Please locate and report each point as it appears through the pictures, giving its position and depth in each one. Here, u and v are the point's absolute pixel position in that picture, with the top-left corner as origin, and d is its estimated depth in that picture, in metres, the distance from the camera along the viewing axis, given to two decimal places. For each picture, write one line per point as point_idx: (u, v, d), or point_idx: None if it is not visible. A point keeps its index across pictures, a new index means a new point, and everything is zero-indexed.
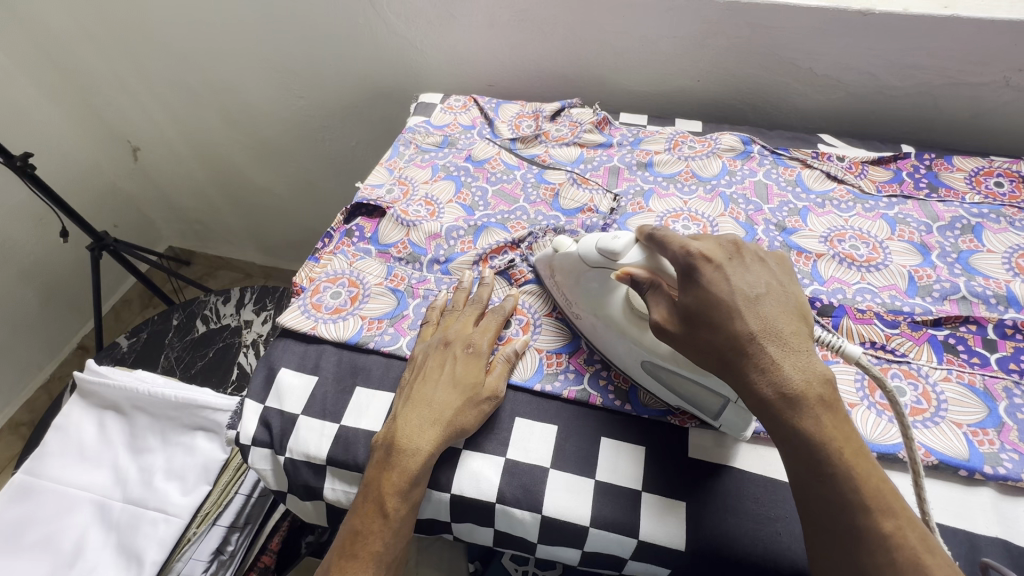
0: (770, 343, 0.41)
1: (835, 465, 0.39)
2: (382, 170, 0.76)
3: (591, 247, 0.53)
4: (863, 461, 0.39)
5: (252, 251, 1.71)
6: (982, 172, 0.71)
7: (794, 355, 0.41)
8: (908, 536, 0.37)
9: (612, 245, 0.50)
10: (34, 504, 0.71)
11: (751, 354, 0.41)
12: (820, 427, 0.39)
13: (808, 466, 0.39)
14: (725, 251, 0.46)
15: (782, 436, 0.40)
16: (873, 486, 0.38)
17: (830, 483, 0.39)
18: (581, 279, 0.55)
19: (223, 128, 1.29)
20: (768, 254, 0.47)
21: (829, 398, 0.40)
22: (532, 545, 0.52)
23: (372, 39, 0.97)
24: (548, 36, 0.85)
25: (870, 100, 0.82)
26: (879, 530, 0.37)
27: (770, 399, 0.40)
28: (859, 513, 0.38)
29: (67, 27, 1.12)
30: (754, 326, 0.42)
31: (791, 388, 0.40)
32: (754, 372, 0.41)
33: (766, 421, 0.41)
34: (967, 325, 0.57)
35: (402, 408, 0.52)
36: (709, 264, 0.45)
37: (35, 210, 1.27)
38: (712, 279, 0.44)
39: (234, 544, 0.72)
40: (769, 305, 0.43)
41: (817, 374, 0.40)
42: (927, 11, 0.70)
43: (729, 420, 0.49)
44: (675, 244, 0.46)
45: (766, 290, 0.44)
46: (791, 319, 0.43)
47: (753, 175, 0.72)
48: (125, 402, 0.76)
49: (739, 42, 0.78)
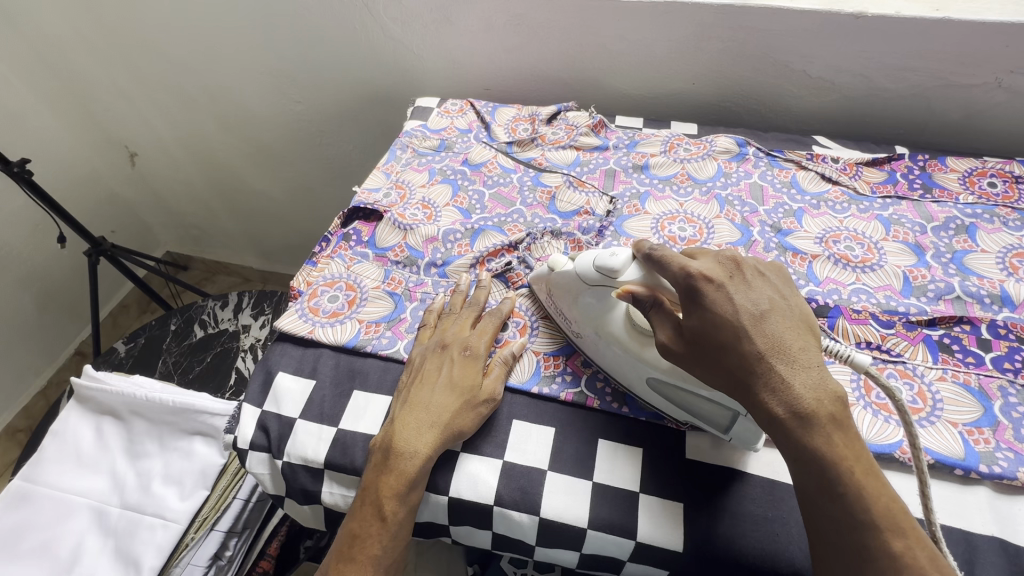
0: (779, 361, 0.41)
1: (845, 483, 0.39)
2: (379, 174, 0.77)
3: (588, 265, 0.53)
4: (874, 479, 0.39)
5: (251, 256, 1.71)
6: (975, 173, 0.71)
7: (804, 373, 0.41)
8: (919, 555, 0.37)
9: (611, 264, 0.50)
10: (31, 510, 0.71)
11: (761, 374, 0.41)
12: (831, 446, 0.39)
13: (820, 482, 0.40)
14: (725, 270, 0.46)
15: (795, 456, 0.40)
16: (884, 505, 0.38)
17: (840, 502, 0.39)
18: (579, 297, 0.55)
19: (220, 133, 1.29)
20: (767, 267, 0.47)
21: (840, 416, 0.40)
22: (531, 547, 0.52)
23: (368, 43, 0.97)
24: (544, 39, 0.86)
25: (865, 102, 0.82)
26: (889, 549, 0.38)
27: (782, 418, 0.40)
28: (870, 531, 0.38)
29: (65, 33, 1.12)
30: (762, 345, 0.42)
31: (803, 407, 0.40)
32: (765, 392, 0.41)
33: (778, 439, 0.41)
34: (961, 325, 0.57)
35: (399, 411, 0.52)
36: (711, 284, 0.45)
37: (33, 216, 1.27)
38: (715, 299, 0.44)
39: (232, 549, 0.73)
40: (775, 321, 0.43)
41: (828, 392, 0.40)
42: (920, 14, 0.70)
43: (739, 434, 0.49)
44: (673, 264, 0.46)
45: (769, 305, 0.43)
46: (799, 333, 0.43)
47: (748, 176, 0.72)
48: (123, 407, 0.76)
49: (734, 44, 0.79)
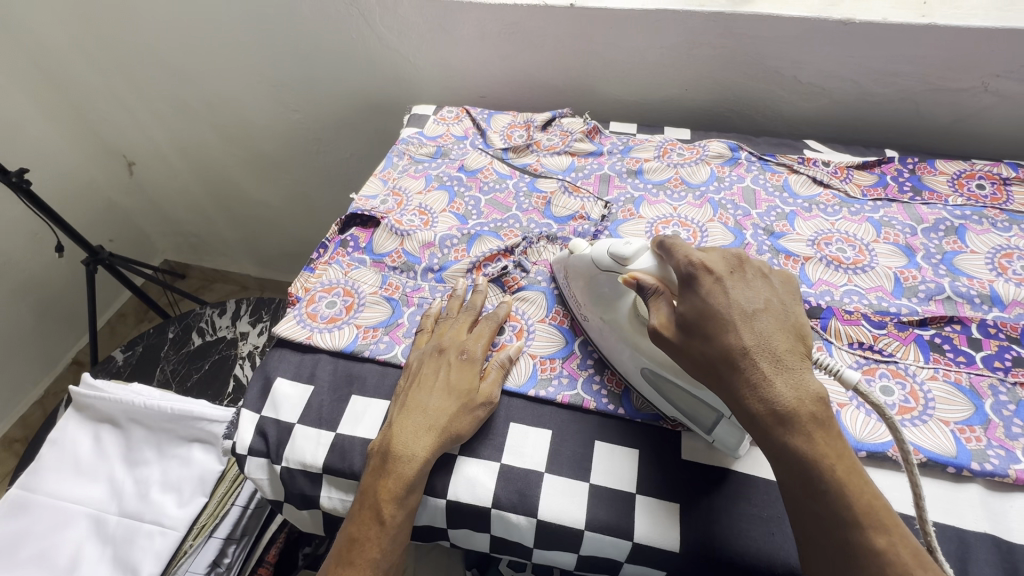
0: (763, 359, 0.42)
1: (828, 481, 0.39)
2: (376, 181, 0.77)
3: (603, 252, 0.54)
4: (856, 477, 0.40)
5: (248, 263, 1.72)
6: (964, 175, 0.72)
7: (787, 373, 0.41)
8: (902, 553, 0.38)
9: (623, 251, 0.51)
10: (29, 519, 0.71)
11: (743, 369, 0.42)
12: (811, 444, 0.40)
13: (801, 480, 0.40)
14: (728, 265, 0.47)
15: (775, 454, 0.41)
16: (866, 503, 0.39)
17: (823, 499, 0.39)
18: (594, 281, 0.56)
19: (218, 142, 1.29)
20: (771, 271, 0.48)
21: (822, 416, 0.40)
22: (529, 551, 0.52)
23: (364, 52, 0.98)
24: (538, 47, 0.87)
25: (855, 106, 0.83)
26: (872, 546, 0.38)
27: (760, 415, 0.41)
28: (853, 529, 0.39)
29: (63, 43, 1.13)
30: (748, 341, 0.42)
31: (782, 405, 0.40)
32: (745, 387, 0.42)
33: (758, 437, 0.42)
34: (952, 325, 0.58)
35: (396, 416, 0.52)
36: (710, 275, 0.46)
37: (30, 226, 1.27)
38: (711, 290, 0.45)
39: (230, 557, 0.72)
40: (765, 322, 0.43)
41: (809, 392, 0.41)
42: (906, 20, 0.72)
43: (722, 436, 0.50)
44: (680, 252, 0.48)
45: (764, 306, 0.44)
46: (788, 336, 0.43)
47: (741, 180, 0.73)
48: (121, 414, 0.76)
49: (725, 51, 0.80)
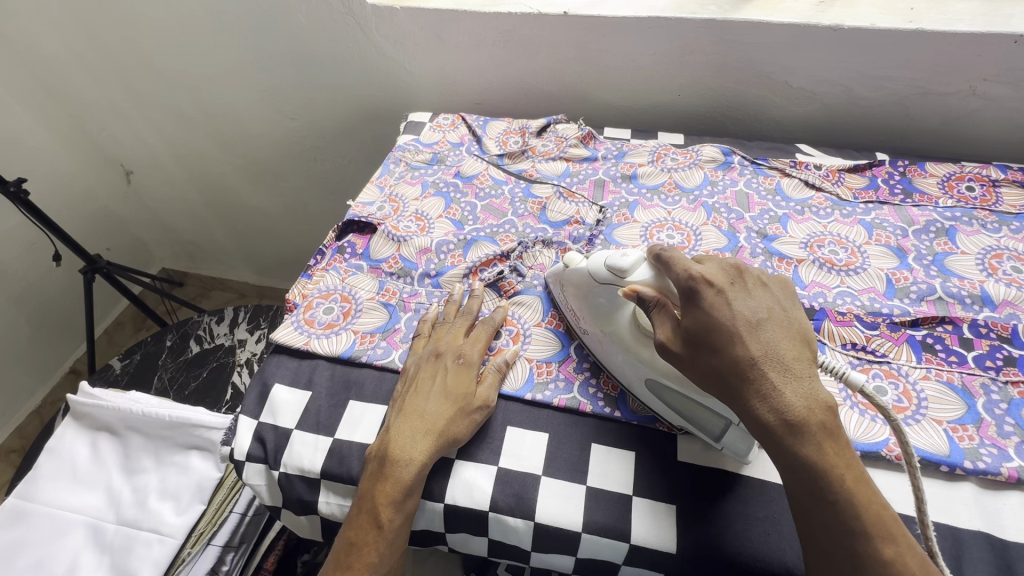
0: (772, 369, 0.42)
1: (837, 491, 0.40)
2: (373, 188, 0.78)
3: (600, 264, 0.54)
4: (864, 487, 0.40)
5: (246, 271, 1.72)
6: (954, 177, 0.73)
7: (796, 382, 0.42)
8: (908, 562, 0.39)
9: (621, 264, 0.51)
10: (25, 528, 0.70)
11: (753, 380, 0.42)
12: (821, 453, 0.40)
13: (812, 490, 0.40)
14: (727, 276, 0.47)
15: (786, 463, 0.41)
16: (874, 512, 0.39)
17: (833, 508, 0.40)
18: (590, 294, 0.56)
19: (215, 150, 1.30)
20: (770, 278, 0.49)
21: (831, 424, 0.41)
22: (527, 554, 0.53)
23: (361, 60, 0.99)
24: (533, 55, 0.88)
25: (845, 111, 0.84)
26: (880, 555, 0.38)
27: (771, 425, 0.41)
28: (861, 539, 0.39)
29: (61, 53, 1.13)
30: (756, 351, 0.43)
31: (793, 415, 0.41)
32: (755, 398, 0.42)
33: (768, 447, 0.42)
34: (944, 325, 0.58)
35: (394, 420, 0.53)
36: (711, 288, 0.46)
37: (27, 236, 1.27)
38: (713, 303, 0.45)
39: (229, 564, 0.73)
40: (771, 330, 0.44)
41: (819, 401, 0.41)
42: (894, 25, 0.73)
43: (732, 443, 0.50)
44: (677, 266, 0.48)
45: (768, 314, 0.45)
46: (794, 344, 0.44)
47: (734, 184, 0.74)
48: (119, 423, 0.75)
49: (717, 58, 0.81)
